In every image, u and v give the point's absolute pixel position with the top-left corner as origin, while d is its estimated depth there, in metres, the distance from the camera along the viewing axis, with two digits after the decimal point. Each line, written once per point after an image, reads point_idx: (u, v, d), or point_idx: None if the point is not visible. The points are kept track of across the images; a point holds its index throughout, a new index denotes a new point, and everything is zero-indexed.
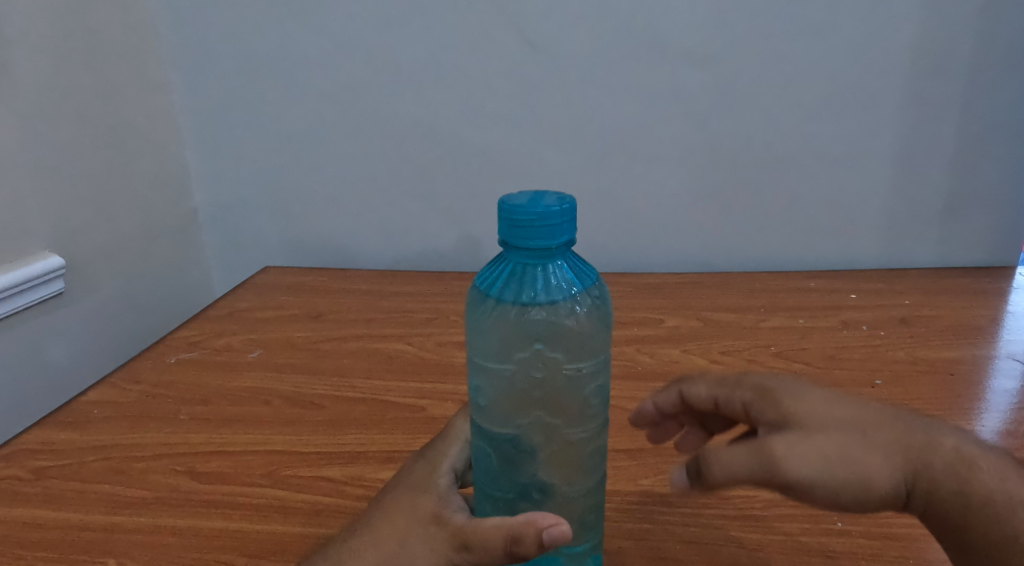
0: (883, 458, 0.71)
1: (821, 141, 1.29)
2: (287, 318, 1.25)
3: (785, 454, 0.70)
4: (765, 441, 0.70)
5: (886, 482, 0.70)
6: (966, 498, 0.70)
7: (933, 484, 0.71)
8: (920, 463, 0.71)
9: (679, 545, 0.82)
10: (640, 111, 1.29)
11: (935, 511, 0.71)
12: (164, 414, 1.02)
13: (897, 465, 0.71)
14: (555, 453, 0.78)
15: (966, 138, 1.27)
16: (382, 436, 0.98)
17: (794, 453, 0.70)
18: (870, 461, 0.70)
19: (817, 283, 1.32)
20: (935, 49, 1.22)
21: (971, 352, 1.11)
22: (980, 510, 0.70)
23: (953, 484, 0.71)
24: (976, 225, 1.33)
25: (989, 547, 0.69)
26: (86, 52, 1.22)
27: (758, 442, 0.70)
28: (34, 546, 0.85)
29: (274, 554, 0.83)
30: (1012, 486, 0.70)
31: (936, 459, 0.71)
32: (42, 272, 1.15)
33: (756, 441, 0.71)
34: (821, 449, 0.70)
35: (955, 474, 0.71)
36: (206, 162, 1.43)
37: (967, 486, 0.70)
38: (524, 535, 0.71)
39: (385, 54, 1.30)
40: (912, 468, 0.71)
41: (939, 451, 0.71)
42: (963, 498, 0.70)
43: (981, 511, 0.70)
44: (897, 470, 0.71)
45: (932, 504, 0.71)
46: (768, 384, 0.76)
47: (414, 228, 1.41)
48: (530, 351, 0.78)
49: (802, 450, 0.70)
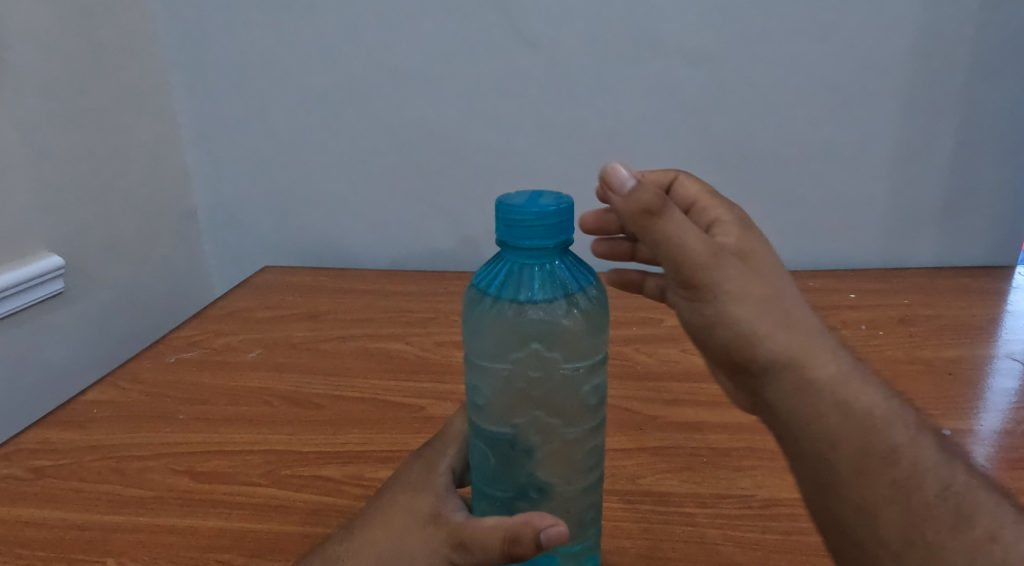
0: (790, 338, 0.70)
1: (819, 141, 1.29)
2: (286, 318, 1.25)
3: (723, 265, 0.71)
4: (716, 245, 0.71)
5: (784, 352, 0.70)
6: (851, 419, 0.68)
7: (832, 389, 0.69)
8: (825, 364, 0.70)
9: (676, 545, 0.82)
10: (638, 111, 1.29)
11: (815, 412, 0.69)
12: (163, 413, 1.03)
13: (805, 348, 0.70)
14: (554, 452, 0.77)
15: (965, 138, 1.27)
16: (381, 435, 0.98)
17: (731, 273, 0.71)
18: (785, 329, 0.70)
19: (816, 283, 1.32)
20: (935, 48, 1.22)
21: (971, 352, 1.11)
22: (863, 434, 0.68)
23: (845, 401, 0.69)
24: (976, 225, 1.33)
25: (852, 473, 0.67)
26: (86, 52, 1.22)
27: (707, 239, 0.71)
28: (32, 545, 0.85)
29: (272, 553, 0.83)
30: (900, 434, 0.68)
31: (842, 374, 0.70)
32: (41, 272, 1.15)
33: (710, 237, 0.72)
34: (750, 289, 0.71)
35: (855, 394, 0.69)
36: (206, 162, 1.43)
37: (857, 410, 0.68)
38: (522, 536, 0.70)
39: (384, 54, 1.30)
40: (812, 360, 0.70)
41: (850, 371, 0.70)
42: (850, 420, 0.68)
43: (864, 441, 0.67)
44: (801, 351, 0.70)
45: (815, 401, 0.69)
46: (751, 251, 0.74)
47: (413, 227, 1.41)
48: (526, 351, 0.78)
49: (739, 278, 0.71)
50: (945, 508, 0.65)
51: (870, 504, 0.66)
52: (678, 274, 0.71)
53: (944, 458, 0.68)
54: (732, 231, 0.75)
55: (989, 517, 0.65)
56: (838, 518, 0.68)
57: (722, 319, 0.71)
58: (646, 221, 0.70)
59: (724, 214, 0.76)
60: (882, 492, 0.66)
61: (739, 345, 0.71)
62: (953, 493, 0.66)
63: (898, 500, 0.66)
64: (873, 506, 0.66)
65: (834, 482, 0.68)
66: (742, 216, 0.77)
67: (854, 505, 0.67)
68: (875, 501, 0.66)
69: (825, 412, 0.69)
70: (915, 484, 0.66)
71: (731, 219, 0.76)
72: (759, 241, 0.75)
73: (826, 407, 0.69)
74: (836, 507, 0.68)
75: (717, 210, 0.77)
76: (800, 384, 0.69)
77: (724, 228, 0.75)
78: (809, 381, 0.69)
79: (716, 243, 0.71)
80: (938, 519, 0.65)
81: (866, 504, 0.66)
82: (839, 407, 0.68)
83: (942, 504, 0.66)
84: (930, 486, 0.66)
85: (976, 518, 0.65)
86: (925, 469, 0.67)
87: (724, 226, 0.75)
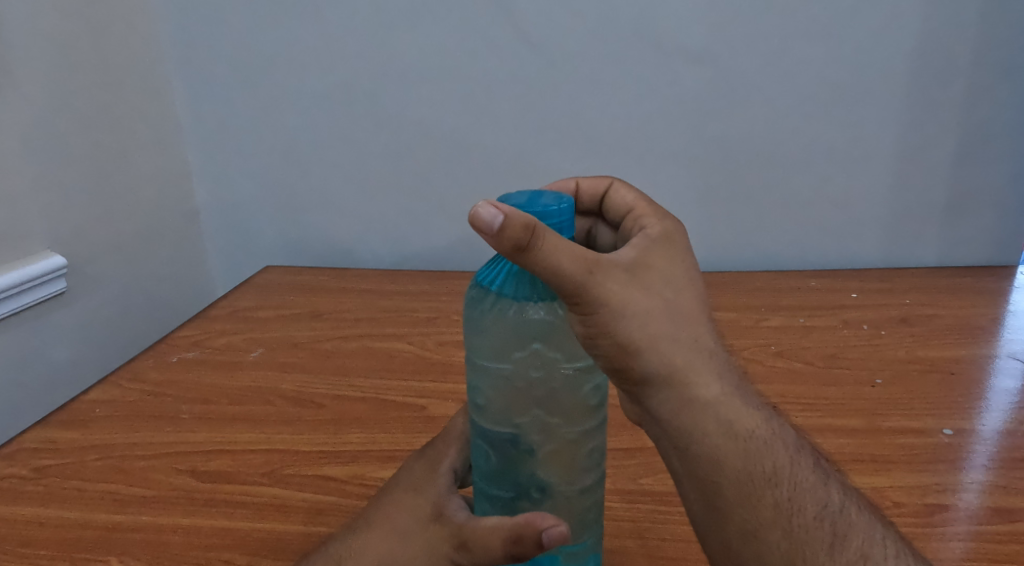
0: (666, 361, 0.71)
1: (821, 140, 1.29)
2: (288, 318, 1.25)
3: (606, 279, 0.70)
4: (594, 258, 0.70)
5: (663, 372, 0.71)
6: (733, 441, 0.72)
7: (715, 410, 0.72)
8: (707, 386, 0.72)
9: (676, 544, 0.83)
10: (640, 111, 1.29)
11: (698, 431, 0.72)
12: (166, 413, 1.03)
13: (691, 366, 0.72)
14: (554, 452, 0.77)
15: (967, 137, 1.27)
16: (382, 435, 0.98)
17: (616, 286, 0.70)
18: (671, 346, 0.71)
19: (818, 283, 1.32)
20: (937, 47, 1.22)
21: (973, 352, 1.10)
22: (747, 457, 0.72)
23: (727, 425, 0.72)
24: (978, 224, 1.33)
25: (735, 495, 0.71)
26: (87, 52, 1.22)
27: (587, 253, 0.70)
28: (35, 544, 0.85)
29: (274, 552, 0.83)
30: (779, 456, 0.73)
31: (723, 397, 0.72)
32: (43, 271, 1.16)
33: (584, 251, 0.70)
34: (636, 304, 0.71)
35: (736, 416, 0.72)
36: (208, 162, 1.43)
37: (739, 433, 0.72)
38: (522, 536, 0.70)
39: (385, 54, 1.30)
40: (696, 379, 0.72)
41: (731, 395, 0.73)
42: (732, 442, 0.72)
43: (746, 465, 0.71)
44: (684, 369, 0.72)
45: (699, 422, 0.72)
46: (637, 261, 0.73)
47: (415, 227, 1.41)
48: (528, 350, 0.78)
49: (623, 293, 0.70)
50: (823, 529, 0.71)
51: (754, 526, 0.70)
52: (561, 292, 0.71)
53: (819, 479, 0.73)
54: (640, 243, 0.75)
55: (861, 537, 0.71)
56: (725, 539, 0.71)
57: (607, 333, 0.71)
58: (519, 256, 0.68)
59: (653, 225, 0.78)
60: (765, 515, 0.70)
61: (623, 362, 0.71)
62: (829, 514, 0.71)
63: (779, 522, 0.70)
64: (756, 527, 0.70)
65: (721, 503, 0.71)
66: (662, 227, 0.77)
67: (740, 528, 0.71)
68: (758, 524, 0.70)
69: (709, 434, 0.72)
70: (796, 507, 0.71)
71: (656, 231, 0.77)
72: (664, 252, 0.75)
73: (710, 429, 0.72)
74: (721, 526, 0.71)
75: (647, 219, 0.79)
76: (681, 406, 0.72)
77: (642, 239, 0.76)
78: (691, 399, 0.72)
79: (593, 258, 0.70)
80: (816, 540, 0.70)
81: (751, 526, 0.70)
82: (723, 429, 0.72)
83: (819, 526, 0.71)
84: (809, 508, 0.71)
85: (850, 538, 0.70)
86: (803, 491, 0.72)
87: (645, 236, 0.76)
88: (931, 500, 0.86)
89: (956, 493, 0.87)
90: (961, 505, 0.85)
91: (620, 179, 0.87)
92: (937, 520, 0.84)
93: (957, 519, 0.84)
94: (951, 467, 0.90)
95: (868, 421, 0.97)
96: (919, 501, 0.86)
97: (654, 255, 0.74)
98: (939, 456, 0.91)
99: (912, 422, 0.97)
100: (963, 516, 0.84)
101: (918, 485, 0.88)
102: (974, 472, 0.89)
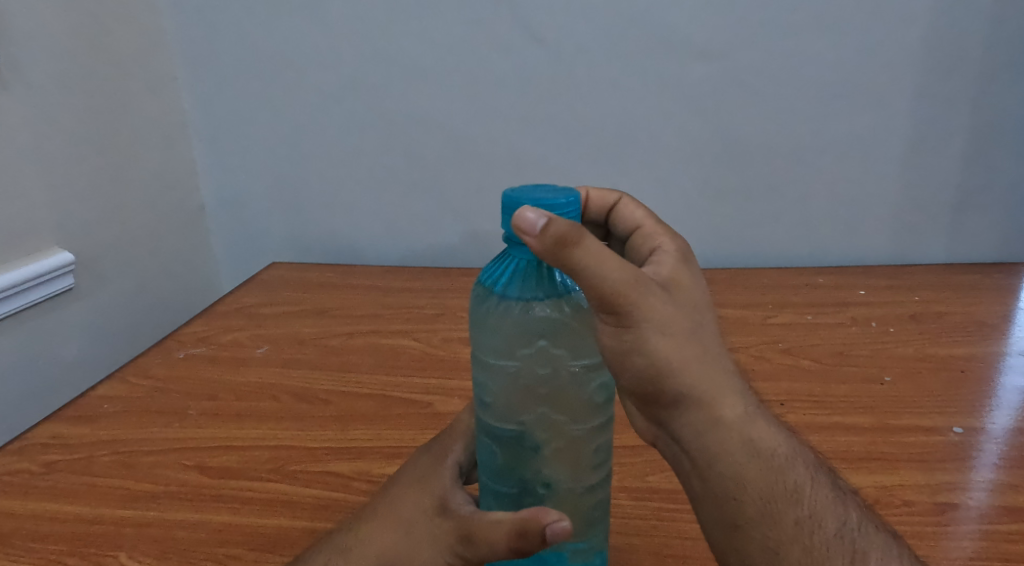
0: (700, 380, 0.71)
1: (828, 135, 1.28)
2: (294, 314, 1.25)
3: (646, 295, 0.70)
4: (637, 276, 0.70)
5: (696, 391, 0.71)
6: (757, 459, 0.72)
7: (739, 429, 0.72)
8: (732, 406, 0.72)
9: (684, 542, 0.82)
10: (646, 107, 1.28)
11: (722, 449, 0.72)
12: (173, 409, 1.03)
13: (718, 387, 0.72)
14: (561, 449, 0.77)
15: (978, 133, 1.26)
16: (387, 432, 0.98)
17: (657, 304, 0.70)
18: (703, 366, 0.71)
19: (825, 280, 1.31)
20: (946, 42, 1.21)
21: (983, 350, 1.10)
22: (769, 474, 0.71)
23: (750, 443, 0.72)
24: (988, 221, 1.32)
25: (756, 512, 0.71)
26: (94, 50, 1.22)
27: (629, 267, 0.70)
28: (45, 538, 0.86)
29: (280, 548, 0.84)
30: (800, 474, 0.73)
31: (746, 417, 0.73)
32: (52, 267, 1.16)
33: (628, 266, 0.70)
34: (676, 324, 0.71)
35: (761, 434, 0.72)
36: (214, 159, 1.43)
37: (763, 451, 0.72)
38: (527, 530, 0.71)
39: (391, 49, 1.30)
40: (721, 399, 0.72)
41: (754, 413, 0.73)
42: (755, 460, 0.72)
43: (768, 482, 0.71)
44: (713, 389, 0.72)
45: (722, 441, 0.72)
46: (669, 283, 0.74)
47: (420, 223, 1.41)
48: (534, 348, 0.77)
49: (663, 310, 0.70)
50: (843, 545, 0.70)
51: (775, 542, 0.70)
52: (601, 302, 0.70)
53: (838, 499, 0.73)
54: (664, 262, 0.76)
55: (880, 554, 0.70)
56: (745, 557, 0.71)
57: (643, 350, 0.70)
58: (562, 253, 0.68)
59: (666, 244, 0.79)
60: (786, 531, 0.70)
61: (656, 379, 0.71)
62: (848, 531, 0.71)
63: (801, 539, 0.70)
64: (777, 544, 0.70)
65: (742, 520, 0.71)
66: (676, 246, 0.79)
67: (760, 545, 0.70)
68: (779, 541, 0.70)
69: (733, 452, 0.72)
70: (817, 524, 0.71)
71: (672, 250, 0.78)
72: (688, 273, 0.76)
73: (733, 447, 0.72)
74: (741, 543, 0.71)
75: (658, 237, 0.80)
76: (706, 423, 0.72)
77: (662, 258, 0.77)
78: (718, 419, 0.72)
79: (637, 273, 0.70)
80: (836, 556, 0.69)
81: (771, 543, 0.70)
82: (747, 447, 0.72)
83: (840, 543, 0.70)
84: (829, 524, 0.71)
85: (869, 555, 0.70)
86: (823, 507, 0.72)
87: (661, 255, 0.77)
88: (941, 498, 0.85)
89: (965, 492, 0.86)
90: (971, 504, 0.85)
91: (629, 194, 0.87)
92: (946, 519, 0.83)
93: (967, 518, 0.83)
94: (961, 465, 0.89)
95: (878, 418, 0.97)
96: (929, 499, 0.85)
97: (679, 275, 0.75)
98: (949, 455, 0.91)
99: (922, 420, 0.96)
100: (972, 515, 0.83)
101: (928, 484, 0.87)
102: (984, 470, 0.89)
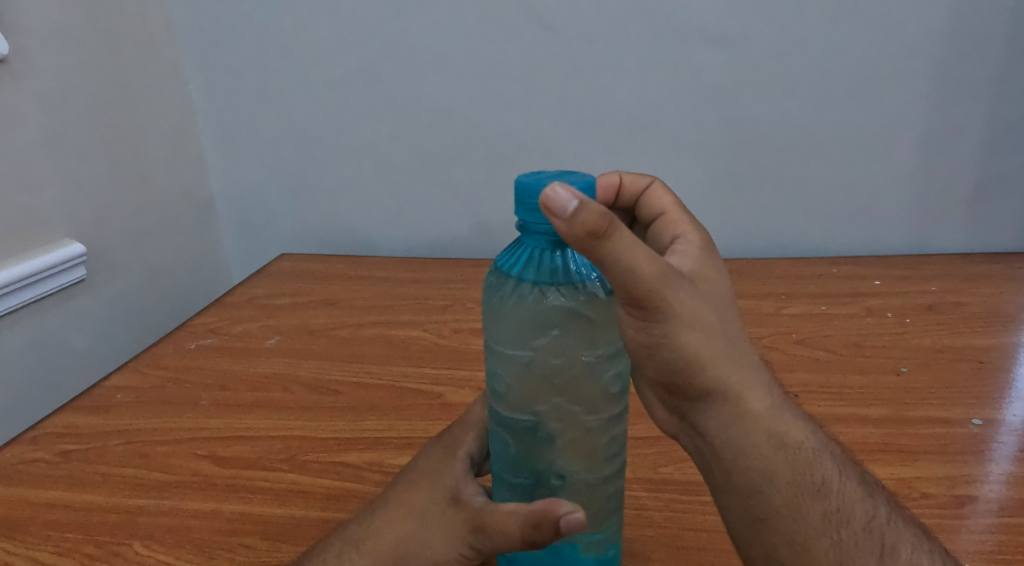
0: (726, 372, 0.71)
1: (841, 124, 1.27)
2: (304, 305, 1.25)
3: (677, 289, 0.68)
4: (668, 271, 0.69)
5: (722, 384, 0.71)
6: (785, 453, 0.71)
7: (766, 423, 0.72)
8: (758, 400, 0.72)
9: (698, 533, 0.82)
10: (657, 95, 1.27)
11: (749, 444, 0.71)
12: (186, 399, 1.03)
13: (744, 381, 0.71)
14: (575, 440, 0.77)
15: (996, 121, 1.24)
16: (399, 422, 0.98)
17: (685, 298, 0.69)
18: (729, 361, 0.71)
19: (839, 270, 1.30)
20: (964, 27, 1.19)
21: (1001, 340, 1.08)
22: (796, 469, 0.71)
23: (778, 437, 0.72)
24: (1004, 210, 1.31)
25: (783, 506, 0.70)
26: (102, 38, 1.22)
27: (660, 261, 0.68)
28: (61, 527, 0.86)
29: (295, 538, 0.84)
30: (826, 468, 0.72)
31: (772, 411, 0.72)
32: (65, 258, 1.16)
33: (659, 259, 0.68)
34: (704, 317, 0.70)
35: (788, 428, 0.72)
36: (221, 150, 1.43)
37: (790, 444, 0.72)
38: (541, 523, 0.70)
39: (398, 39, 1.29)
40: (748, 393, 0.71)
41: (781, 406, 0.73)
42: (782, 453, 0.71)
43: (795, 476, 0.71)
44: (739, 383, 0.71)
45: (750, 435, 0.71)
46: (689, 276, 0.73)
47: (430, 214, 1.40)
48: (548, 337, 0.76)
49: (693, 303, 0.69)
50: (871, 540, 0.70)
51: (801, 537, 0.70)
52: (628, 294, 0.68)
53: (866, 492, 0.73)
54: (686, 257, 0.76)
55: (909, 548, 0.70)
56: (771, 551, 0.70)
57: (672, 344, 0.69)
58: (591, 244, 0.66)
59: (690, 236, 0.79)
60: (813, 525, 0.70)
61: (683, 375, 0.71)
62: (876, 525, 0.71)
63: (828, 533, 0.70)
64: (803, 538, 0.70)
65: (767, 513, 0.70)
66: (699, 239, 0.79)
67: (787, 540, 0.70)
68: (805, 535, 0.70)
69: (759, 446, 0.71)
70: (845, 518, 0.70)
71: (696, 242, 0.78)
72: (710, 266, 0.76)
73: (759, 441, 0.71)
74: (765, 537, 0.70)
75: (682, 227, 0.80)
76: (733, 417, 0.71)
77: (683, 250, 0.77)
78: (743, 413, 0.71)
79: (666, 267, 0.69)
80: (864, 551, 0.69)
81: (798, 537, 0.70)
82: (773, 441, 0.71)
83: (868, 537, 0.70)
84: (857, 518, 0.71)
85: (897, 550, 0.69)
86: (851, 502, 0.71)
87: (684, 244, 0.78)
88: (960, 491, 0.85)
89: (984, 484, 0.85)
90: (990, 496, 0.84)
91: (660, 180, 0.86)
92: (965, 511, 0.82)
93: (985, 510, 0.82)
94: (979, 457, 0.88)
95: (895, 410, 0.96)
96: (948, 492, 0.84)
97: (704, 267, 0.75)
98: (967, 447, 0.90)
99: (939, 411, 0.95)
100: (990, 508, 0.83)
101: (946, 476, 0.86)
102: (1002, 463, 0.88)
